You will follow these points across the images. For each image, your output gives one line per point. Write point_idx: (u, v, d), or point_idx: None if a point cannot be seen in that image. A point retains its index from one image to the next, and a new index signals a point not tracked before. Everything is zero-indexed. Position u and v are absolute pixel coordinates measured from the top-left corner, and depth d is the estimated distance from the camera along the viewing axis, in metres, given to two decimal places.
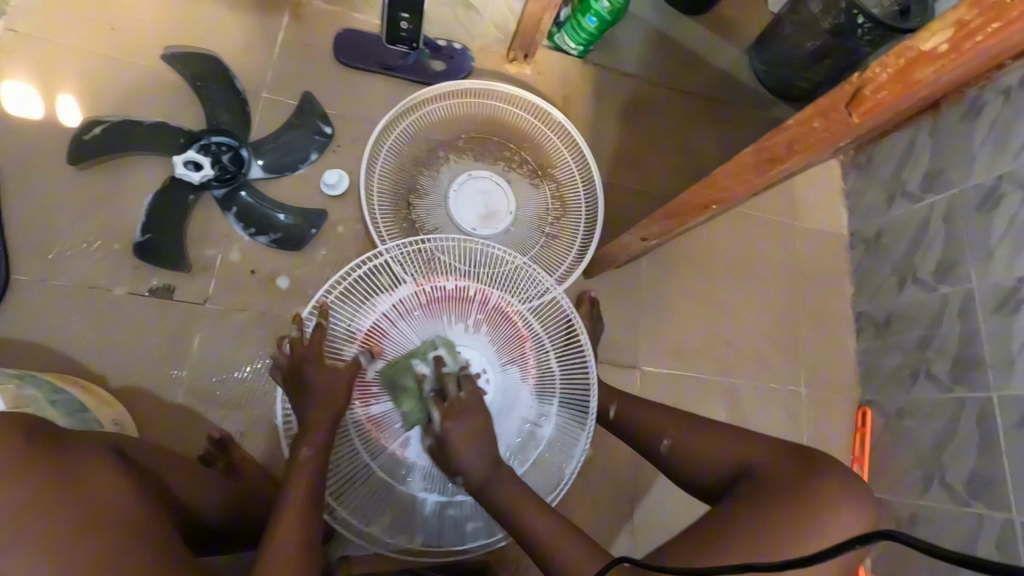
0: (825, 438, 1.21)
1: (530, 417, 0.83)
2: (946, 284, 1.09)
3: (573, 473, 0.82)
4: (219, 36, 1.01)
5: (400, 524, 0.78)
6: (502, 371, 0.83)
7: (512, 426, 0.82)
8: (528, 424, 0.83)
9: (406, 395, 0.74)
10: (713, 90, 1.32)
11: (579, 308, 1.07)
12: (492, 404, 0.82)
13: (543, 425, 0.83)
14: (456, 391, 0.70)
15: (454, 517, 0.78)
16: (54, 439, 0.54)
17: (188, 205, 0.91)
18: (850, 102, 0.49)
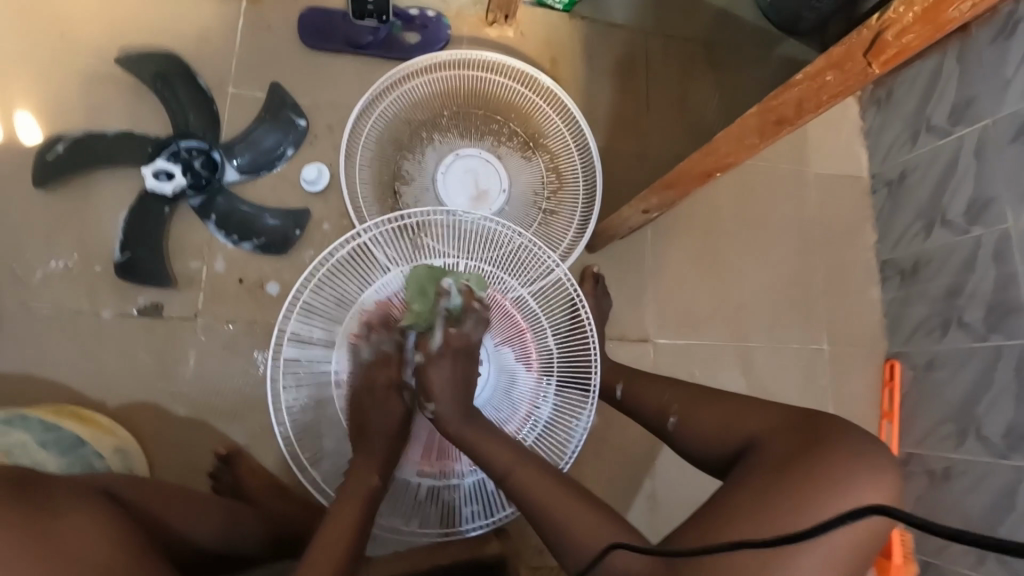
0: (851, 395, 1.16)
1: (527, 399, 0.80)
2: (978, 225, 1.01)
3: (574, 452, 0.79)
4: (175, 31, 0.94)
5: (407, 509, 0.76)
6: (496, 352, 0.80)
7: (509, 408, 0.79)
8: (525, 406, 0.79)
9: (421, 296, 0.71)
10: (714, 33, 1.21)
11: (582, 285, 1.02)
12: (486, 387, 0.79)
13: (541, 406, 0.80)
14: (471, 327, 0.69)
15: (460, 496, 0.76)
16: (26, 491, 0.51)
17: (165, 218, 0.87)
18: (868, 51, 0.42)
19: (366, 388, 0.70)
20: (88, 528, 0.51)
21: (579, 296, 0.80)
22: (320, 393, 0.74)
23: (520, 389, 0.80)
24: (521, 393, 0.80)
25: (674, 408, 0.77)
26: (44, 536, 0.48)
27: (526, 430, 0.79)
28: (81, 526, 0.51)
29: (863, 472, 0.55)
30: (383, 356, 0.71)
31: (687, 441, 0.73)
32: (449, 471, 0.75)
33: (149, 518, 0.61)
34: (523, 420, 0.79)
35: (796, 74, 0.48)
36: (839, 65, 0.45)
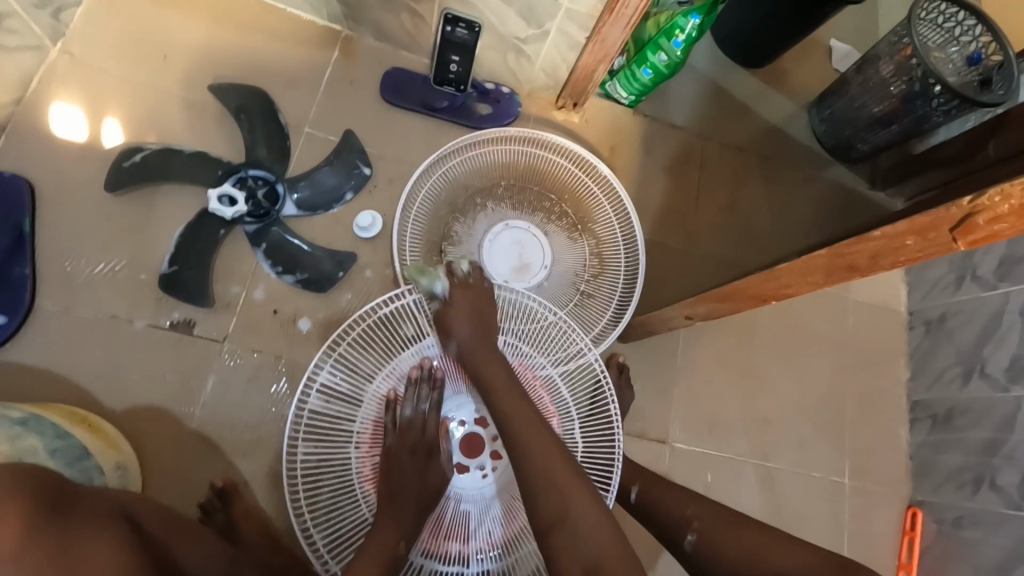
0: (871, 538, 1.10)
1: None
2: (1019, 386, 1.00)
3: None
4: (266, 68, 1.00)
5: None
6: None
7: None
8: None
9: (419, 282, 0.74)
10: (768, 148, 1.25)
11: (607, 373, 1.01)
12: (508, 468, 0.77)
13: None
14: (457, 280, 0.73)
15: None
16: (59, 498, 0.50)
17: (218, 239, 0.88)
18: (956, 228, 0.42)
19: (397, 454, 0.66)
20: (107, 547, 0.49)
21: (607, 381, 0.79)
22: (335, 451, 0.70)
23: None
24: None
25: (694, 524, 0.77)
26: (64, 550, 0.46)
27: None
28: (101, 544, 0.49)
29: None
30: (421, 419, 0.68)
31: (707, 563, 0.73)
32: (458, 555, 0.69)
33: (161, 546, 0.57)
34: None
35: (875, 230, 0.48)
36: (922, 232, 0.44)
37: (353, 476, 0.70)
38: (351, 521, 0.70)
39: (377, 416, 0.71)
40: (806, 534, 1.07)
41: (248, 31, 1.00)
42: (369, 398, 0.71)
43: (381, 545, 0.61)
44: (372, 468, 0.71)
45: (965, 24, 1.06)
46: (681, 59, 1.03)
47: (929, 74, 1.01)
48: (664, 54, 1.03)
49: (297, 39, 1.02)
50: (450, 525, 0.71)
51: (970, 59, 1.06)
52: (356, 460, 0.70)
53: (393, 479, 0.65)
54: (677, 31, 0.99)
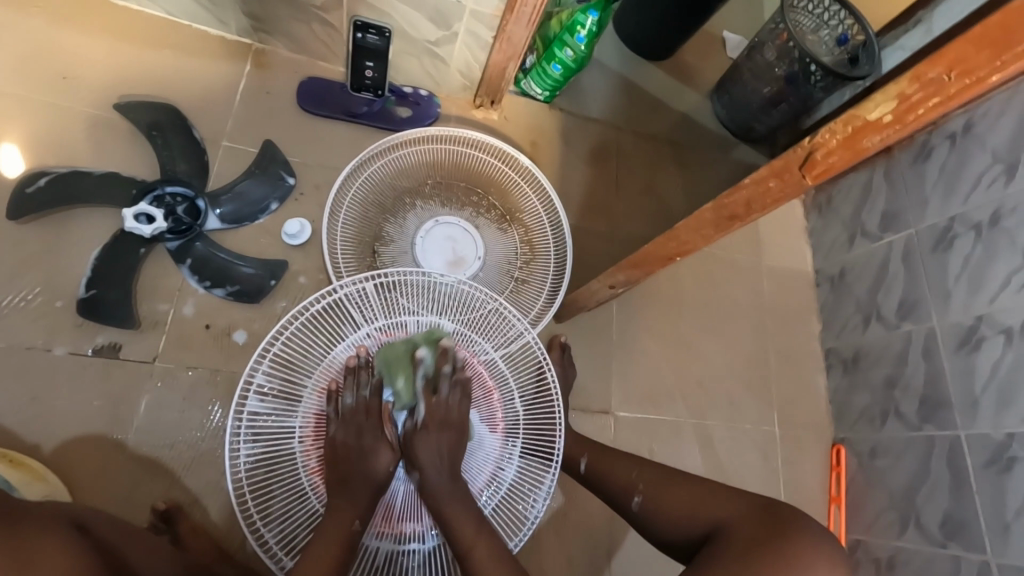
0: (803, 479, 1.19)
1: (492, 460, 0.79)
2: (908, 321, 1.12)
3: (539, 516, 0.77)
4: (177, 85, 0.99)
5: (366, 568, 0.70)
6: None
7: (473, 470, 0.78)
8: (490, 468, 0.78)
9: (400, 373, 0.72)
10: (676, 132, 1.35)
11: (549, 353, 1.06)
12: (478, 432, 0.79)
13: (505, 468, 0.79)
14: (448, 394, 0.70)
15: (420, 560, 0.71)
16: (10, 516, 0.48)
17: (139, 259, 0.86)
18: (804, 165, 0.50)
19: (349, 436, 0.67)
20: (60, 554, 0.47)
21: (547, 361, 0.82)
22: (280, 450, 0.70)
23: (484, 452, 0.79)
24: (485, 456, 0.79)
25: (639, 487, 0.83)
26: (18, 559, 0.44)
27: (489, 493, 0.78)
28: (56, 554, 0.47)
29: (822, 564, 0.62)
30: (364, 404, 0.69)
31: (655, 522, 0.78)
32: (414, 534, 0.71)
33: (118, 559, 0.55)
34: (486, 481, 0.78)
35: (744, 178, 0.55)
36: (780, 174, 0.52)
37: (299, 471, 0.70)
38: (303, 517, 0.69)
39: (319, 412, 0.71)
40: (744, 482, 1.16)
41: (156, 48, 0.99)
42: (309, 393, 0.71)
43: (337, 524, 0.63)
44: (318, 461, 0.70)
45: (832, 10, 1.20)
46: (586, 54, 1.10)
47: (804, 55, 1.14)
48: (570, 50, 1.10)
49: (209, 53, 1.01)
50: (405, 509, 0.71)
51: (840, 40, 1.19)
52: (301, 455, 0.70)
53: (343, 464, 0.66)
54: (579, 27, 1.06)
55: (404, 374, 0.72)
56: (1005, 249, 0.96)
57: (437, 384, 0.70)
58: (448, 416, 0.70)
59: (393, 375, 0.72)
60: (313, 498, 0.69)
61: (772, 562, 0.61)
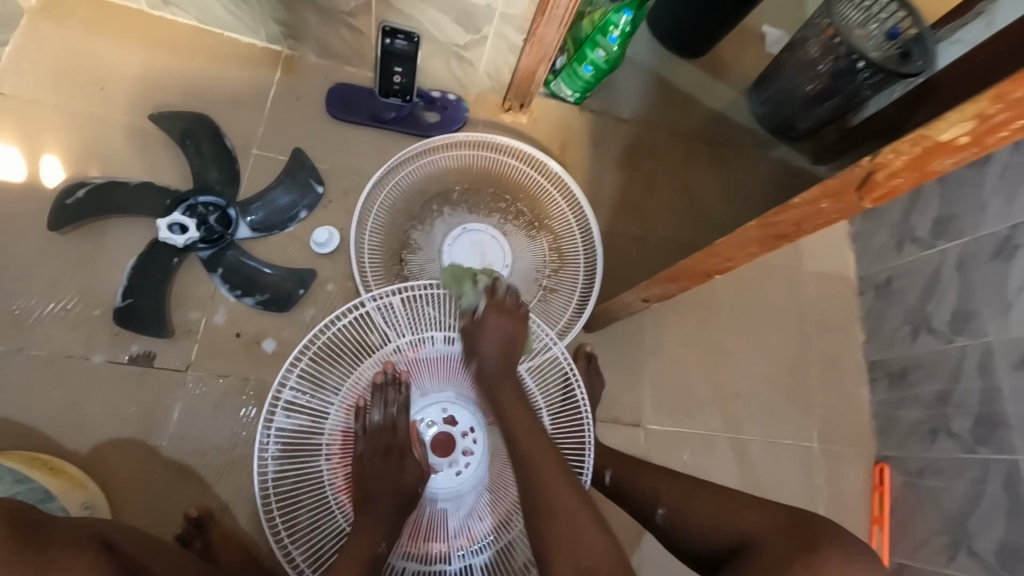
0: (843, 498, 1.14)
1: None
2: (962, 335, 1.05)
3: None
4: (209, 93, 1.00)
5: None
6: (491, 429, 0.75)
7: None
8: None
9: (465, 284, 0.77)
10: (711, 132, 1.30)
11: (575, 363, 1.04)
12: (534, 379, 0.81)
13: None
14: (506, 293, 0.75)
15: None
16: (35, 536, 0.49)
17: (172, 268, 0.87)
18: (862, 187, 0.46)
19: (377, 456, 0.66)
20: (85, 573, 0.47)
21: (575, 374, 0.80)
22: (307, 465, 0.70)
23: None
24: None
25: (664, 499, 0.80)
26: None
27: None
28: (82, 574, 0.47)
29: None
30: (391, 422, 0.68)
31: (679, 534, 0.76)
32: (440, 553, 0.70)
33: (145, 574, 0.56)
34: None
35: (793, 198, 0.51)
36: (835, 194, 0.48)
37: (326, 488, 0.69)
38: (328, 534, 0.69)
39: (346, 428, 0.71)
40: (780, 499, 1.11)
41: (188, 57, 1.00)
42: (337, 409, 0.71)
43: (361, 544, 0.62)
44: (345, 479, 0.70)
45: (880, 3, 1.13)
46: (619, 54, 1.06)
47: (852, 51, 1.08)
48: (602, 50, 1.06)
49: (239, 60, 1.02)
50: (430, 527, 0.71)
51: (889, 34, 1.12)
52: (327, 473, 0.70)
53: (369, 481, 0.65)
54: (612, 27, 1.02)
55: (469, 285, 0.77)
56: None
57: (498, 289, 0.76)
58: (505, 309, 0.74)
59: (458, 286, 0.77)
60: (340, 516, 0.69)
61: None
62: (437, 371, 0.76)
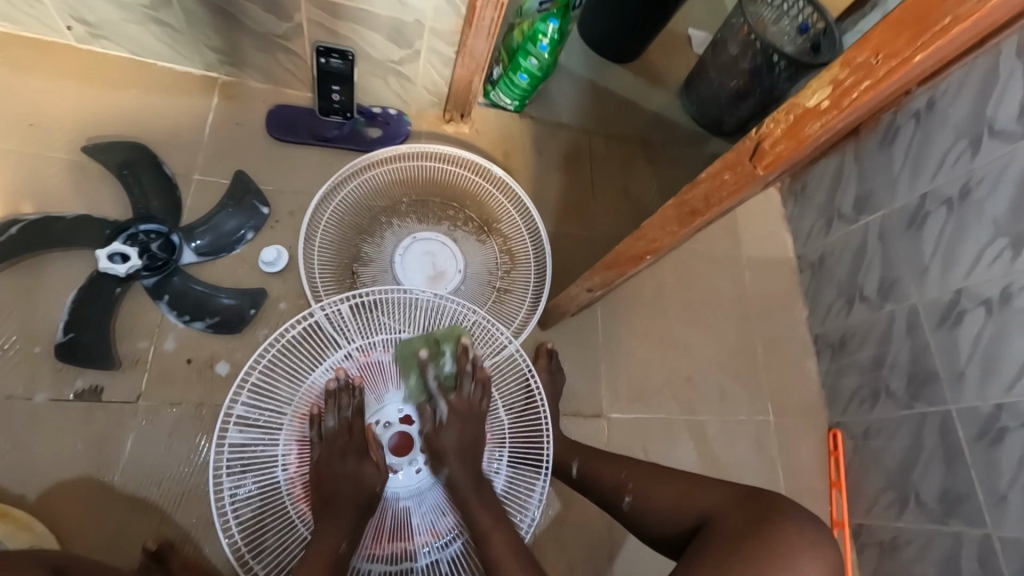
0: (801, 466, 1.19)
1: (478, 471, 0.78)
2: (890, 300, 1.12)
3: (531, 525, 0.76)
4: (145, 123, 0.99)
5: None
6: None
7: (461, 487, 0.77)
8: None
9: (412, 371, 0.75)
10: (647, 131, 1.36)
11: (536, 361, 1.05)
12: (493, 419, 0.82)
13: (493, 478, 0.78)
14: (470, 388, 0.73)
15: None
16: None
17: (116, 298, 0.86)
18: (752, 156, 0.50)
19: (335, 461, 0.67)
20: None
21: (532, 373, 0.81)
22: (263, 478, 0.69)
23: None
24: None
25: (629, 487, 0.83)
26: None
27: None
28: None
29: (807, 548, 0.63)
30: (347, 425, 0.69)
31: (645, 519, 0.79)
32: (406, 552, 0.70)
33: None
34: None
35: (701, 173, 0.56)
36: (733, 166, 0.53)
37: (285, 498, 0.69)
38: (291, 544, 0.69)
39: (301, 438, 0.71)
40: (742, 474, 1.15)
41: (121, 89, 1.00)
42: (290, 419, 0.71)
43: (323, 546, 0.62)
44: (303, 487, 0.70)
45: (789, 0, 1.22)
46: (550, 62, 1.11)
47: (767, 47, 1.14)
48: (534, 59, 1.11)
49: (175, 89, 1.02)
50: (394, 527, 0.72)
51: (801, 29, 1.20)
52: (285, 483, 0.70)
53: (327, 487, 0.66)
54: (540, 36, 1.07)
55: (416, 372, 0.75)
56: (974, 221, 0.97)
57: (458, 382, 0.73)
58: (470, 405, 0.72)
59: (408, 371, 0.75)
60: (300, 525, 0.69)
61: (769, 557, 0.62)
62: (392, 374, 0.77)
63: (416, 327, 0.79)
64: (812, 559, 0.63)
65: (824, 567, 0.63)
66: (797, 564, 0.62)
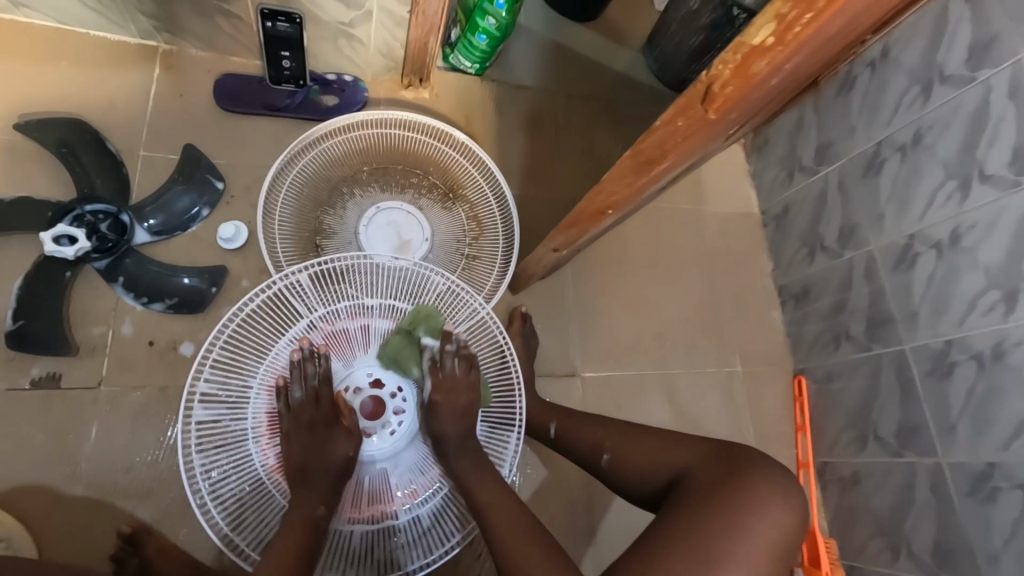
0: (767, 412, 1.24)
1: None
2: (848, 248, 1.16)
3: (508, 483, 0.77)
4: (82, 98, 0.94)
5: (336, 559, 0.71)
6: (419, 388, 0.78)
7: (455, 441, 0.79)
8: None
9: (408, 361, 0.75)
10: (611, 91, 1.34)
11: (511, 326, 1.05)
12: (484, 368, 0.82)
13: None
14: (453, 366, 0.71)
15: (396, 537, 0.72)
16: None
17: (66, 282, 0.83)
18: (703, 100, 0.50)
19: (308, 431, 0.67)
20: None
21: (507, 340, 0.80)
22: (232, 452, 0.69)
23: None
24: None
25: (606, 446, 0.85)
26: None
27: None
28: None
29: (775, 494, 0.68)
30: (313, 394, 0.68)
31: (623, 475, 0.81)
32: (387, 513, 0.73)
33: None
34: None
35: (654, 121, 0.55)
36: (684, 112, 0.52)
37: (258, 470, 0.70)
38: (268, 514, 0.70)
39: (270, 411, 0.71)
40: (713, 424, 1.20)
41: (54, 63, 0.94)
42: (257, 393, 0.71)
43: (302, 511, 0.64)
44: (276, 458, 0.70)
45: None
46: (508, 21, 1.07)
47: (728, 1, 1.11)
48: (492, 18, 1.07)
49: (113, 62, 0.97)
50: (373, 491, 0.74)
51: None
52: (257, 455, 0.70)
53: (302, 457, 0.66)
54: None
55: (415, 362, 0.75)
56: (926, 165, 1.00)
57: (445, 360, 0.71)
58: (456, 383, 0.71)
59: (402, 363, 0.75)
60: (276, 493, 0.70)
61: (740, 504, 0.67)
62: (358, 340, 0.77)
63: (378, 291, 0.78)
64: (779, 507, 0.68)
65: (793, 515, 0.68)
66: (764, 509, 0.67)
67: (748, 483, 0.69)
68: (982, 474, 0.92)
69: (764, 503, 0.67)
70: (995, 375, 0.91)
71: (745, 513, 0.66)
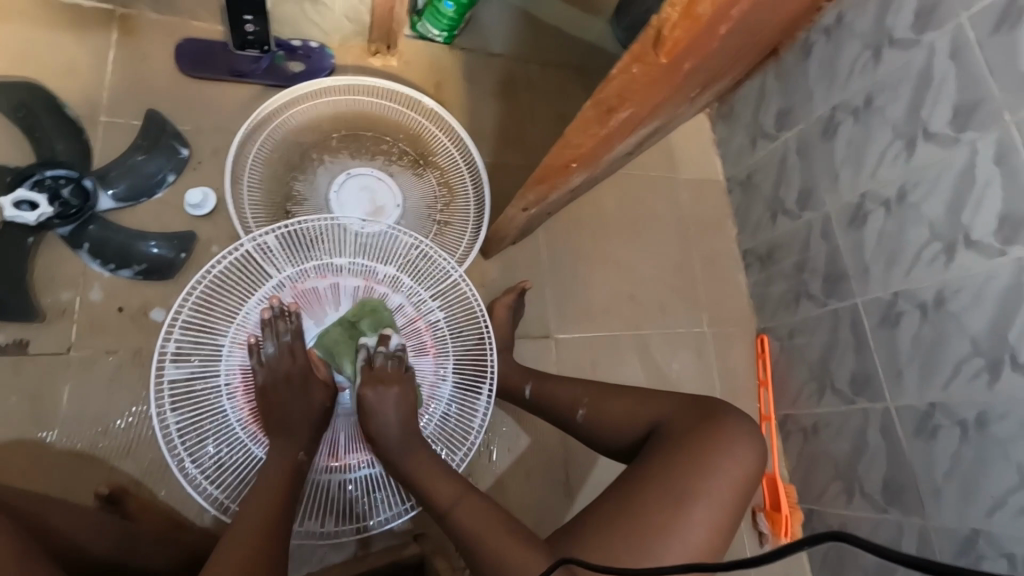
0: (733, 369, 1.30)
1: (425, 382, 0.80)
2: (807, 210, 1.20)
3: (479, 436, 0.79)
4: (36, 62, 0.92)
5: (315, 506, 0.74)
6: None
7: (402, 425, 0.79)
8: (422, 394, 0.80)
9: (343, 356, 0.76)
10: (580, 60, 1.36)
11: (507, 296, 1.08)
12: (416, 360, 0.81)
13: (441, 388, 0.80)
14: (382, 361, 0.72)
15: (372, 483, 0.75)
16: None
17: (29, 248, 0.82)
18: (656, 44, 0.52)
19: (281, 382, 0.69)
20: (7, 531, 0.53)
21: (478, 300, 0.81)
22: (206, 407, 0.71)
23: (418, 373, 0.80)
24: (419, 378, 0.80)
25: (583, 402, 0.89)
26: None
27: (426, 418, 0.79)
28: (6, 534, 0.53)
29: (743, 441, 0.73)
30: (287, 350, 0.70)
31: (597, 429, 0.85)
32: (364, 460, 0.76)
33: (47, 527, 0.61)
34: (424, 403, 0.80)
35: (611, 70, 0.57)
36: (639, 57, 0.54)
37: (234, 423, 0.71)
38: (244, 466, 0.71)
39: (243, 367, 0.72)
40: (681, 381, 1.24)
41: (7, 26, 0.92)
42: (229, 350, 0.72)
43: (281, 457, 0.66)
44: (251, 411, 0.72)
45: None
46: None
47: None
48: None
49: (70, 25, 0.94)
50: (349, 442, 0.76)
51: None
52: (232, 409, 0.72)
53: (280, 408, 0.68)
54: None
55: (347, 358, 0.76)
56: (877, 126, 1.04)
57: (375, 357, 0.73)
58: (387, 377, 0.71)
59: (337, 360, 0.76)
60: (251, 445, 0.71)
61: (709, 447, 0.71)
62: (329, 298, 0.78)
63: (347, 252, 0.79)
64: (744, 451, 0.72)
65: (753, 460, 0.72)
66: (731, 453, 0.71)
67: (718, 430, 0.73)
68: (925, 414, 0.98)
69: (730, 446, 0.72)
70: (939, 321, 0.96)
71: (712, 455, 0.70)
